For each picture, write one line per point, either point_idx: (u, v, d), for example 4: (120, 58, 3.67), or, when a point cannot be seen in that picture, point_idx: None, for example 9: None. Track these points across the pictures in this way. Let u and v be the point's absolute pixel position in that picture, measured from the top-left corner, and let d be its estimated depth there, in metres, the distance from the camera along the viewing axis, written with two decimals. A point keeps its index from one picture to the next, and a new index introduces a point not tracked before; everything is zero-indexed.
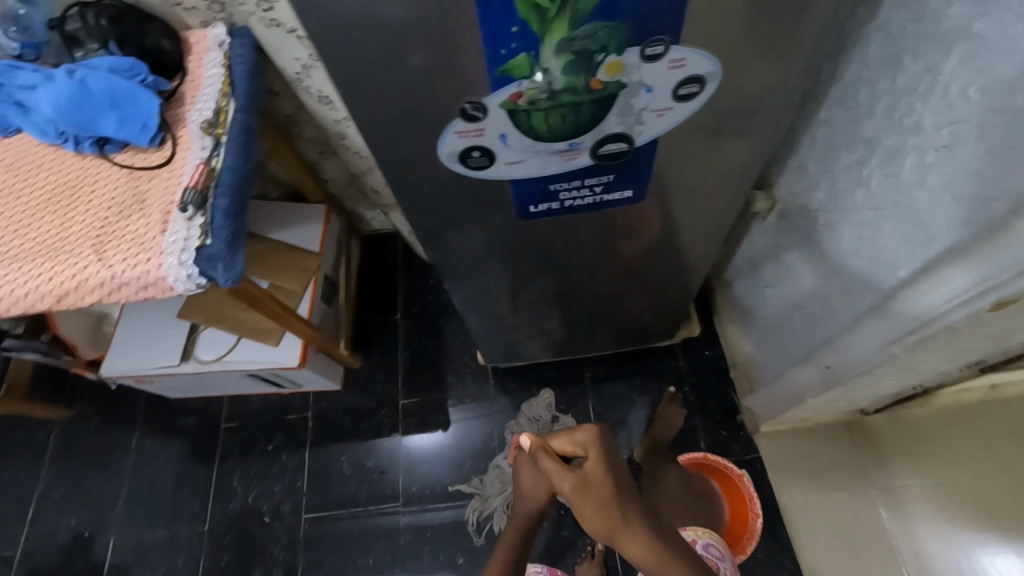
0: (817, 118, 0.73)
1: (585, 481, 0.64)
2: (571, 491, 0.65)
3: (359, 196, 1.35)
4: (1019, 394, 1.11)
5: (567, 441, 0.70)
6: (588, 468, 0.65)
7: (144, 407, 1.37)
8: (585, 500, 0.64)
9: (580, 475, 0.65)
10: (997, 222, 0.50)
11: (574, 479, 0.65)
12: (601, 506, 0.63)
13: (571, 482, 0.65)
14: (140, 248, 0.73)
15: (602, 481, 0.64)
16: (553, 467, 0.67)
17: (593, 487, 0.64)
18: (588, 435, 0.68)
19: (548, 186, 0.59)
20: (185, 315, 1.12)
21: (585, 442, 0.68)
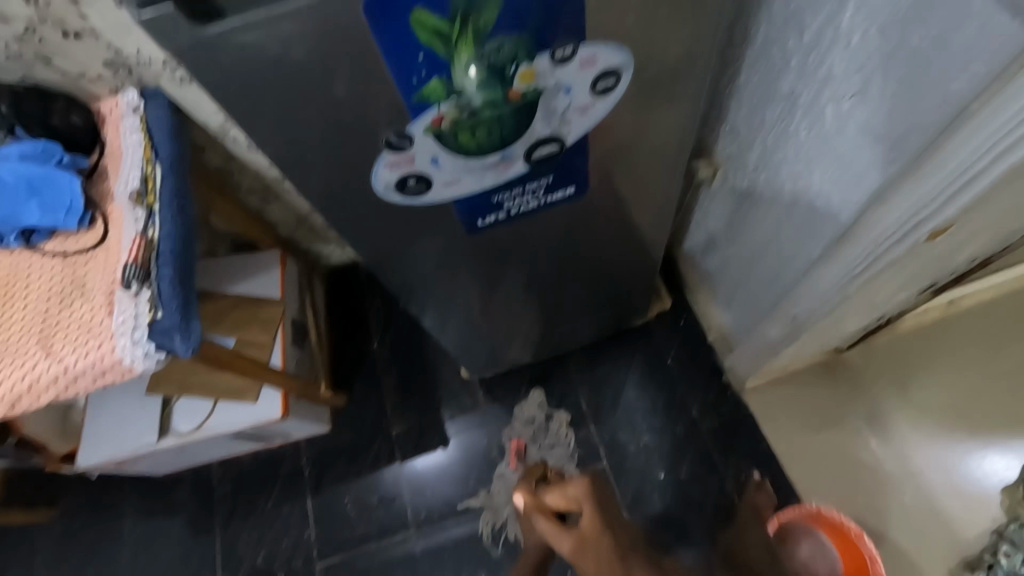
0: (738, 81, 0.76)
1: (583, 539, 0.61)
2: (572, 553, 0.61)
3: (312, 233, 1.33)
4: (973, 305, 1.18)
5: (562, 496, 0.66)
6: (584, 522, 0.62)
7: (132, 489, 1.32)
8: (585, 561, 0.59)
9: (577, 534, 0.62)
10: (915, 157, 0.52)
11: (571, 538, 0.62)
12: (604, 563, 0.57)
13: (570, 542, 0.62)
14: (89, 335, 0.70)
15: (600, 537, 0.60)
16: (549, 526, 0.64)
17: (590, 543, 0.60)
18: (579, 488, 0.65)
19: (491, 199, 0.59)
20: (155, 388, 1.06)
21: (578, 496, 0.65)
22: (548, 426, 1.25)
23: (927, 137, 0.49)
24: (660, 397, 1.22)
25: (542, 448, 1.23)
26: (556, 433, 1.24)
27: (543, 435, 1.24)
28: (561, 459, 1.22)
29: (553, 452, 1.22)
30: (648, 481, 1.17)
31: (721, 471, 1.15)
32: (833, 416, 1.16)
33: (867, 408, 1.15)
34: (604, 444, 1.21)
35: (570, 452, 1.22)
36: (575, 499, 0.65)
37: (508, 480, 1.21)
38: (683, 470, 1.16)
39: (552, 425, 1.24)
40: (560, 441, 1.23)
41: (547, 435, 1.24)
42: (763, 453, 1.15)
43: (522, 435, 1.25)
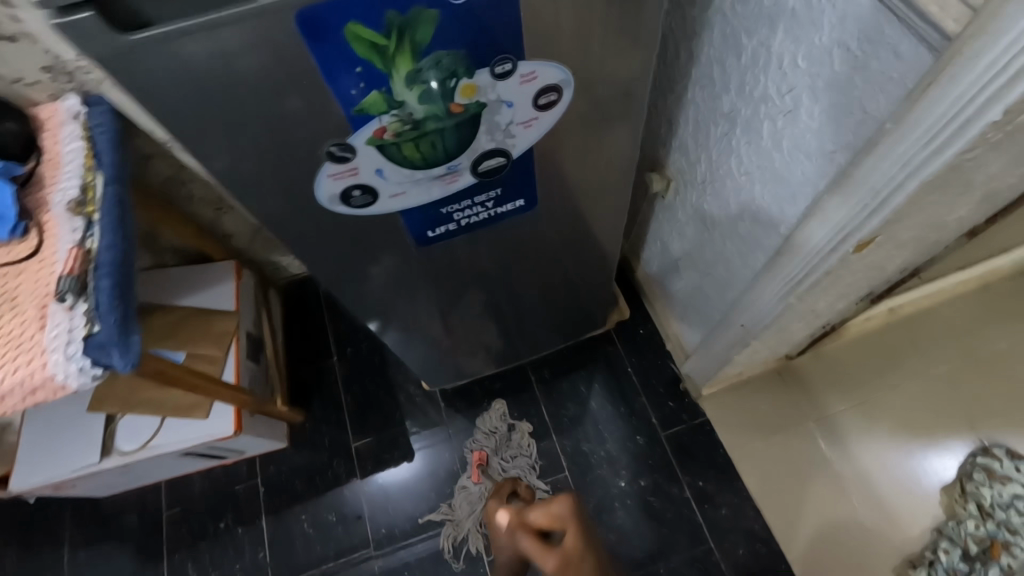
0: (687, 99, 0.79)
1: (568, 559, 0.55)
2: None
3: (267, 245, 1.30)
4: (912, 313, 1.25)
5: (540, 519, 0.58)
6: (571, 544, 0.56)
7: (72, 515, 1.25)
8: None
9: (558, 552, 0.55)
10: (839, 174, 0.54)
11: (555, 558, 0.55)
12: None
13: (552, 563, 0.55)
14: (19, 350, 0.66)
15: (584, 561, 0.55)
16: (530, 548, 0.57)
17: (574, 565, 0.54)
18: (562, 511, 0.57)
19: (440, 211, 0.59)
20: (98, 407, 1.03)
21: (561, 522, 0.57)
22: (511, 436, 1.24)
23: (851, 152, 0.52)
24: (621, 406, 1.24)
25: (506, 459, 1.22)
26: (519, 444, 1.23)
27: (506, 446, 1.24)
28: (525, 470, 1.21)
29: (516, 463, 1.21)
30: (609, 491, 1.18)
31: (680, 478, 1.17)
32: (785, 421, 1.19)
33: (816, 413, 1.19)
34: (565, 454, 1.22)
35: (533, 463, 1.22)
36: (554, 525, 0.57)
37: (469, 493, 1.20)
38: (643, 478, 1.18)
39: (515, 435, 1.24)
40: (522, 451, 1.23)
41: (510, 446, 1.23)
42: (720, 461, 1.18)
43: (485, 447, 1.24)
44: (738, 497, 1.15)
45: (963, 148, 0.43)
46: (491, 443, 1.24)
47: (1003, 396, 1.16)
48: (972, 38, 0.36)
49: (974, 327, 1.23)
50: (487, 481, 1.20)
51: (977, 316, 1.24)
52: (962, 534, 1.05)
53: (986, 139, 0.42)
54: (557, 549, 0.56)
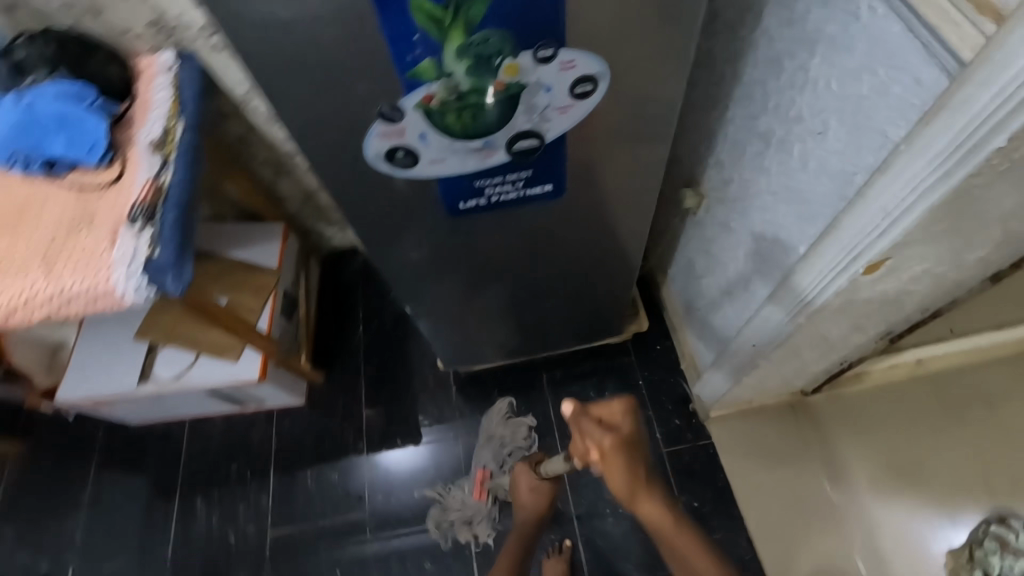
0: (727, 117, 0.82)
1: (625, 439, 0.62)
2: (609, 451, 0.60)
3: (316, 214, 1.38)
4: (942, 369, 1.21)
5: (598, 410, 0.64)
6: (628, 430, 0.62)
7: (103, 435, 1.36)
8: (623, 458, 0.61)
9: (616, 434, 0.61)
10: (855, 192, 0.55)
11: (614, 437, 0.61)
12: (637, 464, 0.62)
13: (610, 441, 0.60)
14: (89, 263, 0.74)
15: (632, 445, 0.62)
16: (592, 428, 0.61)
17: (626, 447, 0.62)
18: (622, 407, 0.64)
19: (473, 183, 0.64)
20: (143, 333, 1.13)
21: (619, 414, 0.63)
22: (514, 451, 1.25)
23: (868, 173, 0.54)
24: None
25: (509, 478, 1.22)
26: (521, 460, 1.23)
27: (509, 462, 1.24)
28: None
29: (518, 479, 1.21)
30: (602, 497, 1.19)
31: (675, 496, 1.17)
32: (792, 457, 1.18)
33: (825, 453, 1.18)
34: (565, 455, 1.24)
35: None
36: (611, 416, 0.63)
37: (467, 506, 1.20)
38: None
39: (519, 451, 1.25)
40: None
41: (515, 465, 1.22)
42: (719, 485, 1.17)
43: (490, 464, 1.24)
44: (732, 524, 1.14)
45: (969, 175, 0.44)
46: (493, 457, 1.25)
47: None
48: (981, 65, 0.38)
49: (1007, 392, 1.19)
50: (488, 498, 1.19)
51: (1012, 382, 1.19)
52: None
53: (994, 167, 0.44)
54: (617, 431, 0.62)
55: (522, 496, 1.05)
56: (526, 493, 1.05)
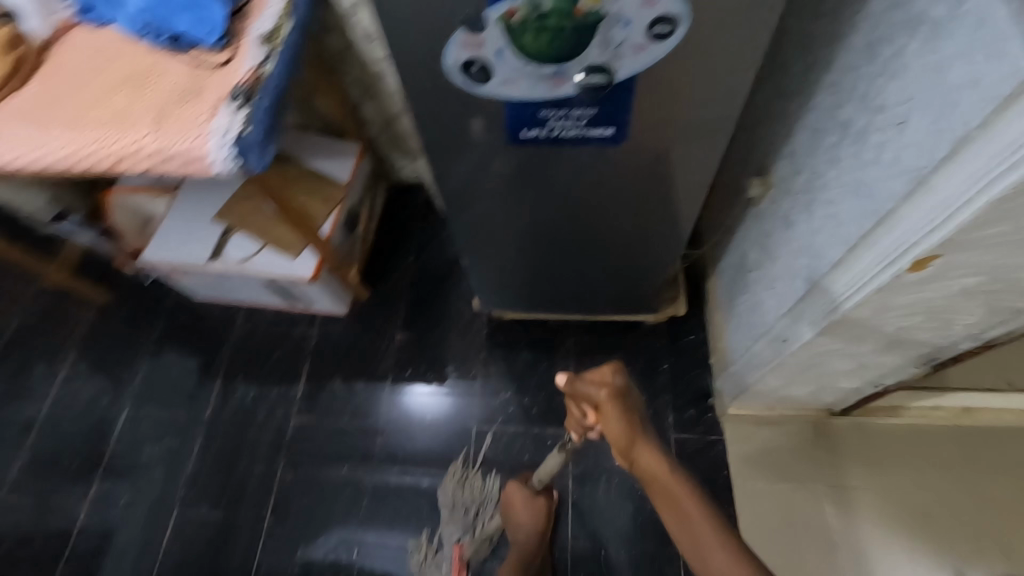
0: (811, 105, 0.80)
1: (619, 392, 0.65)
2: (606, 402, 0.64)
3: (392, 143, 1.45)
4: (985, 423, 1.15)
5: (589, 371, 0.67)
6: (621, 383, 0.65)
7: (172, 302, 1.51)
8: (619, 410, 0.64)
9: (613, 386, 0.65)
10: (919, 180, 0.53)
11: (608, 388, 0.64)
12: (631, 415, 0.65)
13: (606, 392, 0.64)
14: (190, 129, 0.83)
15: (627, 398, 0.65)
16: (588, 383, 0.65)
17: (621, 400, 0.65)
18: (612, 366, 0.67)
19: (538, 111, 0.67)
20: (221, 216, 1.26)
21: (612, 370, 0.66)
22: (482, 511, 1.22)
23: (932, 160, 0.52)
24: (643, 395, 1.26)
25: (480, 548, 1.18)
26: (491, 523, 1.19)
27: (480, 528, 1.20)
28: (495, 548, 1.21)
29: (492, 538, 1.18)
30: (601, 464, 1.22)
31: None
32: (802, 473, 1.15)
33: (838, 478, 1.14)
34: None
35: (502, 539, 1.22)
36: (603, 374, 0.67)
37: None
38: None
39: (487, 509, 1.22)
40: (495, 536, 1.18)
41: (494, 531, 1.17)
42: (720, 481, 1.17)
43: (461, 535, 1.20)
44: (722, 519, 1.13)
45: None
46: (461, 525, 1.20)
47: None
48: None
49: None
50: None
51: None
52: None
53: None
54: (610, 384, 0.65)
55: (520, 512, 1.09)
56: (523, 506, 1.09)
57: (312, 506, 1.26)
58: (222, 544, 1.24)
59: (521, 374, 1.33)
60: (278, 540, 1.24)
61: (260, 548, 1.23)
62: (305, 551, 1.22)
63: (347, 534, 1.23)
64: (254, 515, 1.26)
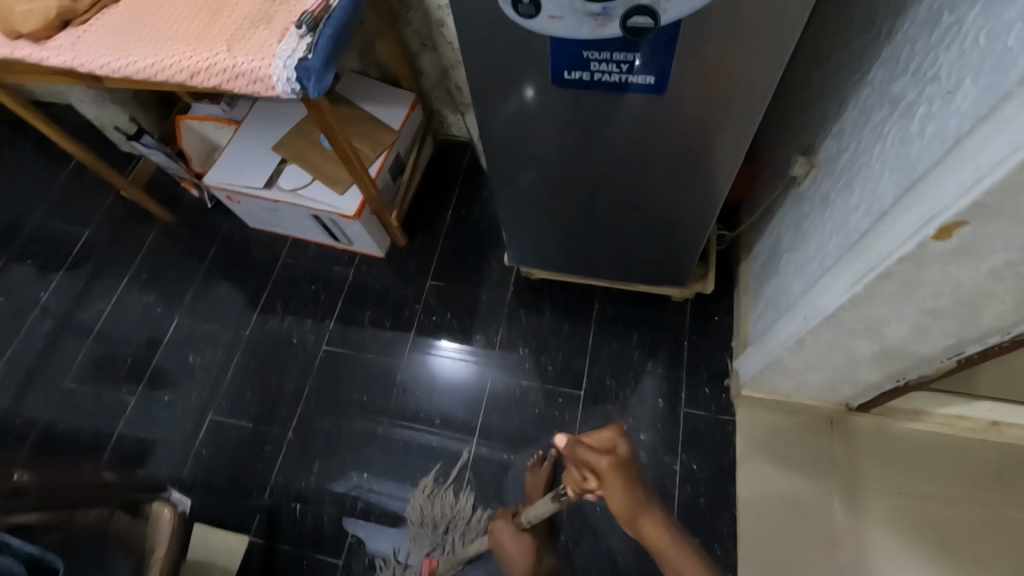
0: (865, 79, 0.78)
1: (622, 461, 0.66)
2: (607, 472, 0.65)
3: (445, 97, 1.49)
4: (1014, 442, 1.11)
5: (591, 436, 0.68)
6: (624, 452, 0.67)
7: (227, 227, 1.62)
8: (620, 480, 0.65)
9: (614, 456, 0.66)
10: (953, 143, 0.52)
11: (610, 457, 0.65)
12: (632, 484, 0.66)
13: (607, 462, 0.65)
14: (259, 51, 0.89)
15: (628, 466, 0.67)
16: (590, 451, 0.66)
17: (623, 468, 0.66)
18: (613, 432, 0.68)
19: (582, 52, 0.72)
20: (278, 147, 1.35)
21: (613, 438, 0.67)
22: (453, 527, 1.24)
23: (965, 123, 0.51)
24: (659, 367, 1.27)
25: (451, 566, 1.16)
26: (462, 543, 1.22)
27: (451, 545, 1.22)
28: (469, 566, 1.20)
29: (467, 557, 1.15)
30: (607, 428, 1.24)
31: (677, 454, 1.19)
32: (811, 465, 1.14)
33: (848, 476, 1.12)
34: (587, 380, 1.30)
35: (477, 558, 1.21)
36: (605, 441, 0.67)
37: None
38: (644, 434, 1.22)
39: (458, 525, 1.23)
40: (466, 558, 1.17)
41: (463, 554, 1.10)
42: (724, 459, 1.17)
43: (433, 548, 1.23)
44: (721, 497, 1.14)
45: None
46: (429, 544, 1.23)
47: None
48: None
49: None
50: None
51: None
52: None
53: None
54: (614, 452, 0.66)
55: (508, 549, 1.02)
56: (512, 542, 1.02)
57: (330, 432, 1.34)
58: (247, 453, 1.35)
59: (542, 333, 1.36)
60: (296, 454, 1.33)
61: (280, 462, 1.33)
62: (320, 470, 1.31)
63: (360, 460, 1.30)
64: (278, 431, 1.36)
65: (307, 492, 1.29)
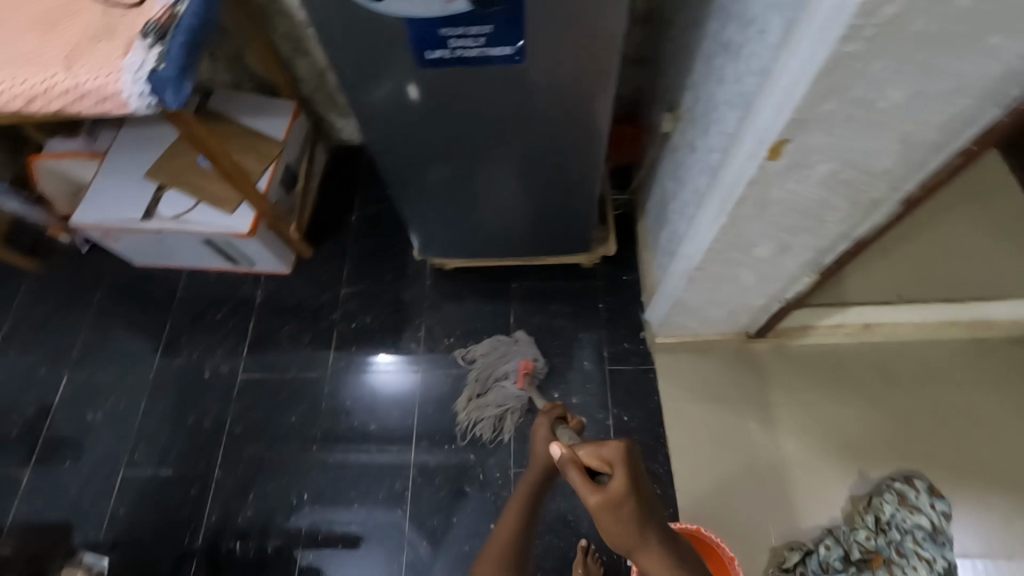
0: (703, 33, 0.86)
1: (613, 498, 0.60)
2: (596, 509, 0.61)
3: (328, 101, 1.46)
4: (887, 339, 1.26)
5: (589, 457, 0.65)
6: (618, 488, 0.60)
7: (112, 268, 1.50)
8: (611, 517, 0.60)
9: (606, 491, 0.60)
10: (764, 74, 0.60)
11: (600, 495, 0.60)
12: (627, 524, 0.60)
13: (597, 499, 0.60)
14: (103, 66, 0.83)
15: (626, 501, 0.60)
16: (580, 482, 0.63)
17: (616, 503, 0.60)
18: (613, 457, 0.63)
19: (439, 30, 0.74)
20: (152, 175, 1.26)
21: (612, 462, 0.63)
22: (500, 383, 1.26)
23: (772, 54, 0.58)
24: (580, 331, 1.33)
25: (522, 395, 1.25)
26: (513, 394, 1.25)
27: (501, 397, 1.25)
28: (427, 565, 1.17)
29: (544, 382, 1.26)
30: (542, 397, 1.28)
31: (608, 407, 1.25)
32: (726, 394, 1.24)
33: (759, 396, 1.23)
34: None
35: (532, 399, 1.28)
36: (603, 465, 0.64)
37: (510, 398, 1.25)
38: (576, 396, 1.27)
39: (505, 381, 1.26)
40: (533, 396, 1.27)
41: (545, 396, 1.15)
42: (651, 405, 1.25)
43: (526, 356, 1.28)
44: (654, 439, 1.21)
45: (842, 39, 0.48)
46: (511, 358, 1.29)
47: (944, 441, 1.17)
48: None
49: (953, 374, 1.23)
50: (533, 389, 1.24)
51: (954, 365, 1.24)
52: (850, 539, 1.07)
53: (861, 33, 0.48)
54: (606, 487, 0.61)
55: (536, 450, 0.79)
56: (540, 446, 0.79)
57: (262, 458, 1.28)
58: (173, 500, 1.26)
59: (465, 320, 1.37)
60: (228, 489, 1.26)
61: (211, 500, 1.25)
62: (257, 500, 1.25)
63: (298, 481, 1.26)
64: (204, 470, 1.27)
65: (246, 525, 1.23)
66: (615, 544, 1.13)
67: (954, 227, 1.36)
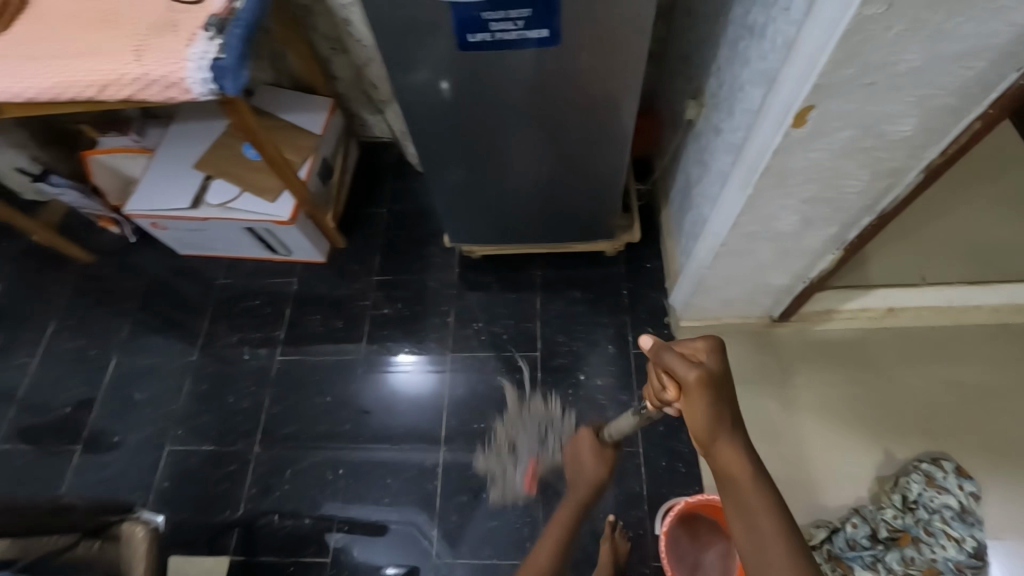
0: (728, 19, 0.90)
1: (712, 377, 0.56)
2: (692, 387, 0.56)
3: (363, 99, 1.53)
4: (910, 323, 1.27)
5: (682, 346, 0.60)
6: (715, 368, 0.57)
7: (156, 258, 1.58)
8: (707, 397, 0.56)
9: (704, 369, 0.56)
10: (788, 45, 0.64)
11: (700, 371, 0.56)
12: (718, 405, 0.56)
13: (696, 375, 0.56)
14: (170, 55, 0.91)
15: (720, 385, 0.57)
16: (676, 361, 0.58)
17: (713, 384, 0.56)
18: (707, 345, 0.59)
19: (480, 14, 0.80)
20: (200, 165, 1.33)
21: (707, 351, 0.59)
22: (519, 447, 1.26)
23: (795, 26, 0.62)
24: (603, 316, 1.36)
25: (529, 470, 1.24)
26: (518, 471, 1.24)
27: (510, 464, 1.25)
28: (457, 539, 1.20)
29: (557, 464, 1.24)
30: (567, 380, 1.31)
31: (632, 389, 1.28)
32: (750, 375, 1.25)
33: (783, 378, 1.25)
34: (541, 341, 1.36)
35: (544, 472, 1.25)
36: (697, 353, 0.59)
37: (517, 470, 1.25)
38: (601, 378, 1.30)
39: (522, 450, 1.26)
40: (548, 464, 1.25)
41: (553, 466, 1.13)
42: None
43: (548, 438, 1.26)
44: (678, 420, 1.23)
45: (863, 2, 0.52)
46: (545, 443, 1.27)
47: (971, 422, 1.18)
48: None
49: (978, 357, 1.23)
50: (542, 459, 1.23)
51: (979, 347, 1.24)
52: (878, 518, 1.07)
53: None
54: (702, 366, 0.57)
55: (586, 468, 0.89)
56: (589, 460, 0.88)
57: (297, 437, 1.33)
58: (213, 475, 1.31)
59: (492, 306, 1.42)
60: (266, 464, 1.31)
61: (249, 475, 1.30)
62: (293, 475, 1.30)
63: (332, 457, 1.31)
64: (243, 448, 1.33)
65: (282, 499, 1.28)
66: (640, 521, 1.15)
67: (978, 213, 1.37)
